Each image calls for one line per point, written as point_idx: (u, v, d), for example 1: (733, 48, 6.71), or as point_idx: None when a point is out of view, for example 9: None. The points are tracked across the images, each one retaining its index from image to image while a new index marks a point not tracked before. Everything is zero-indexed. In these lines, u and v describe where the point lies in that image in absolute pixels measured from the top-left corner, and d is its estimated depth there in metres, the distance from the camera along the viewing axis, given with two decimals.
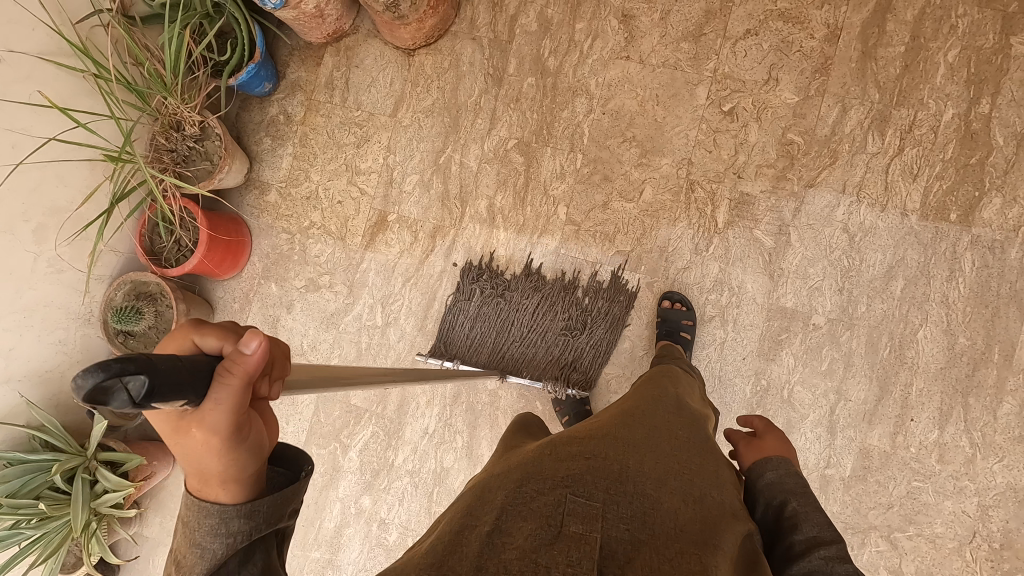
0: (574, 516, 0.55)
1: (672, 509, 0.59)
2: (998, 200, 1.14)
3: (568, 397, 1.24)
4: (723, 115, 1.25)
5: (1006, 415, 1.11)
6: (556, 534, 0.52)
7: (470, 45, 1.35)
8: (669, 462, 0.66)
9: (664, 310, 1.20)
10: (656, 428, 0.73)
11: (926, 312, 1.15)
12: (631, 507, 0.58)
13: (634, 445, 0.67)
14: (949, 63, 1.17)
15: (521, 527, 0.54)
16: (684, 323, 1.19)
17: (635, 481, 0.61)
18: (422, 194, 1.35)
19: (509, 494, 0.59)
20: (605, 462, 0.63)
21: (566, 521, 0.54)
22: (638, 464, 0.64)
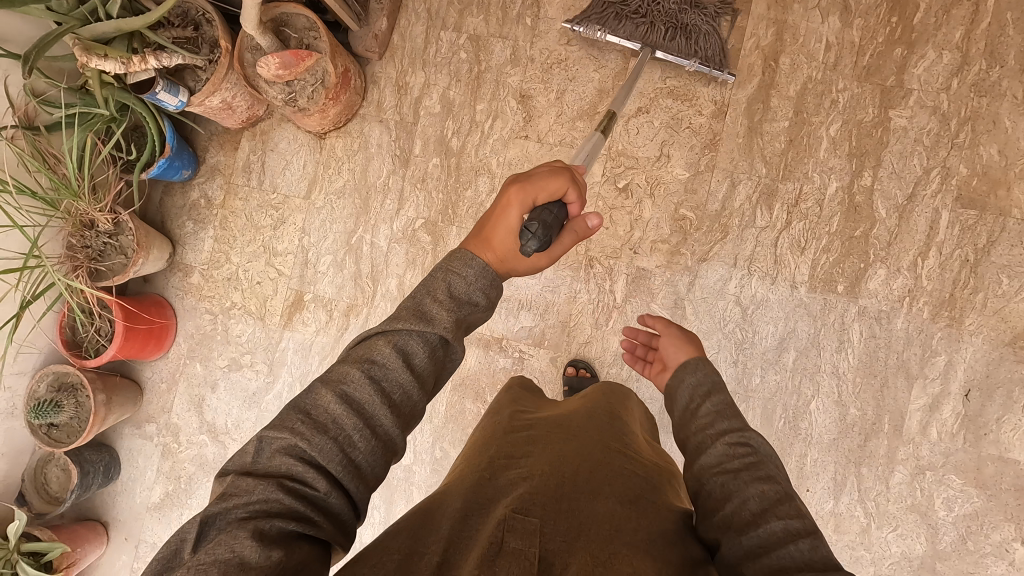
0: (514, 531, 0.54)
1: (607, 514, 0.61)
2: (883, 271, 1.16)
3: None
4: (618, 192, 1.28)
5: (898, 484, 1.13)
6: (495, 553, 0.52)
7: (378, 127, 1.40)
8: (604, 466, 0.68)
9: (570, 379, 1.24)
10: (587, 434, 0.75)
11: (818, 383, 1.17)
12: (567, 520, 0.58)
13: (568, 455, 0.69)
14: (831, 137, 1.20)
15: (464, 557, 0.53)
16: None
17: (569, 496, 0.62)
18: (336, 274, 1.39)
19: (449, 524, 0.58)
20: (543, 480, 0.63)
21: (506, 537, 0.54)
22: (573, 474, 0.65)
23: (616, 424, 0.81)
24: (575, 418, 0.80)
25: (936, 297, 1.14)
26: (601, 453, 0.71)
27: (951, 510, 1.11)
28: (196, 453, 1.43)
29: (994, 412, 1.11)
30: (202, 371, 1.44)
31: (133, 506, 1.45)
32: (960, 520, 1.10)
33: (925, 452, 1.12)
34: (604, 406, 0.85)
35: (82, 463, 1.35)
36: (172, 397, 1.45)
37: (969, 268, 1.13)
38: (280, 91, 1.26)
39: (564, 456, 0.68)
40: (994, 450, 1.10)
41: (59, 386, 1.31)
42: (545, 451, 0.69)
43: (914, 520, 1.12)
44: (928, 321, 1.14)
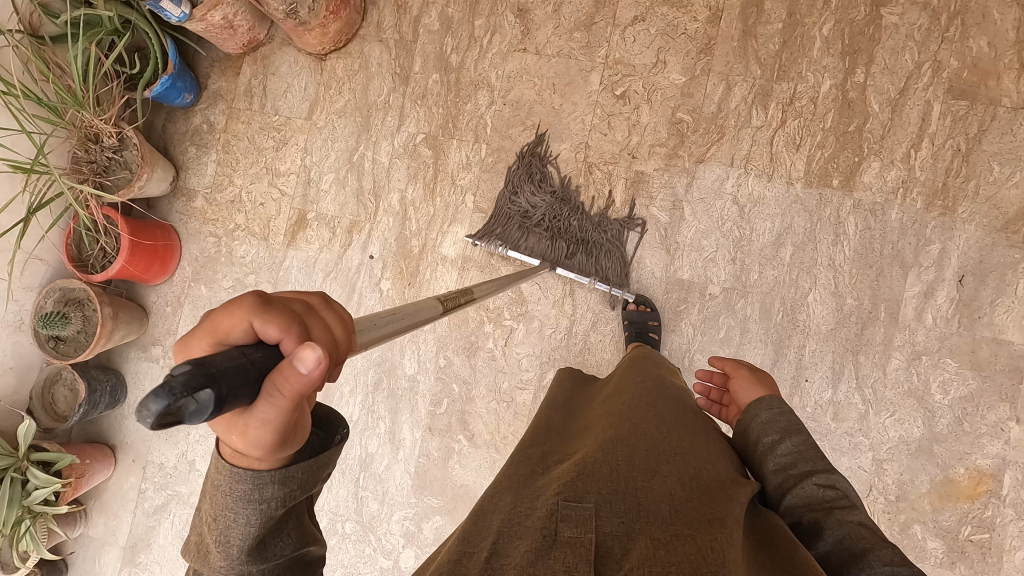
0: (568, 520, 0.55)
1: (666, 493, 0.61)
2: (877, 164, 1.18)
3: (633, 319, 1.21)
4: (616, 99, 1.30)
5: (895, 370, 1.15)
6: (551, 543, 0.53)
7: (378, 47, 1.42)
8: (658, 449, 0.68)
9: (632, 313, 1.22)
10: (639, 419, 0.75)
11: (815, 276, 1.19)
12: (623, 503, 0.58)
13: (620, 441, 0.69)
14: (824, 37, 1.22)
15: (516, 546, 0.53)
16: (651, 324, 1.20)
17: (625, 480, 0.62)
18: (338, 192, 1.41)
19: (501, 517, 0.58)
20: (596, 468, 0.63)
21: (559, 527, 0.54)
22: (628, 456, 0.66)
23: (670, 404, 0.80)
24: (627, 402, 0.81)
25: (929, 187, 1.16)
26: (655, 434, 0.71)
27: (947, 393, 1.13)
28: None
29: (988, 296, 1.13)
30: (207, 293, 1.45)
31: (140, 429, 1.46)
32: (956, 402, 1.12)
33: (921, 338, 1.15)
34: (658, 389, 0.85)
35: (89, 380, 1.36)
36: (177, 320, 1.46)
37: (961, 157, 1.15)
38: (281, 3, 1.28)
39: (615, 443, 0.69)
40: (988, 332, 1.12)
41: (66, 301, 1.32)
42: (594, 443, 0.70)
43: (911, 404, 1.14)
44: (922, 211, 1.16)
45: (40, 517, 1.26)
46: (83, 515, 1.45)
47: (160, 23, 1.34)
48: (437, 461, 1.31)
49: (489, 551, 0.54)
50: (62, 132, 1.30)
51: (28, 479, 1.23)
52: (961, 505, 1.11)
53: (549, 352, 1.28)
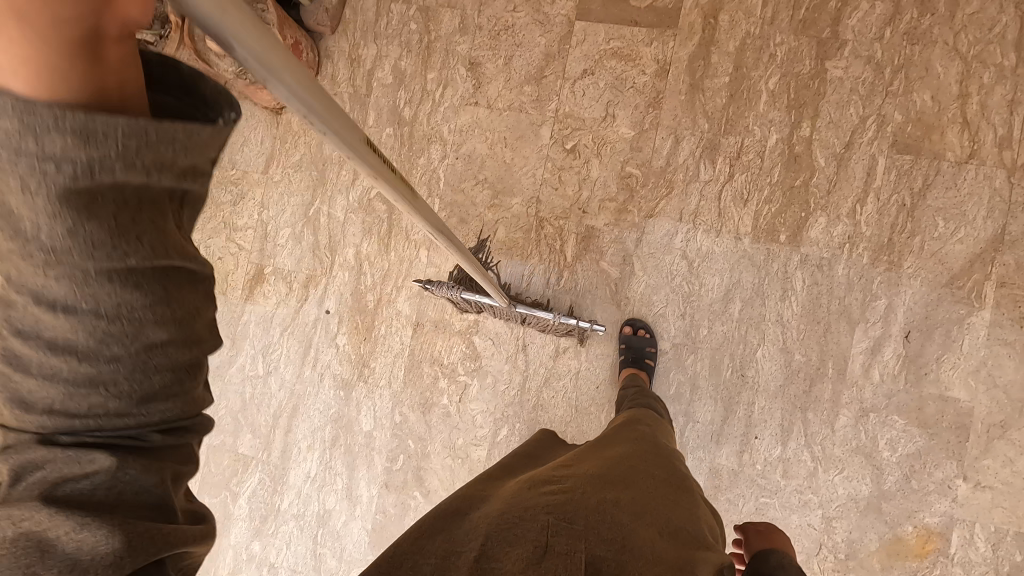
0: (558, 538, 0.65)
1: (647, 534, 0.69)
2: (823, 219, 1.18)
3: (631, 342, 1.20)
4: (566, 153, 1.30)
5: (843, 427, 1.15)
6: (541, 557, 0.63)
7: (332, 100, 1.42)
8: (644, 493, 0.76)
9: (628, 337, 1.21)
10: (632, 461, 0.83)
11: (763, 332, 1.19)
12: (608, 528, 0.68)
13: (612, 478, 0.77)
14: (771, 90, 1.22)
15: (509, 553, 0.64)
16: (648, 350, 1.19)
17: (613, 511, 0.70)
18: (294, 246, 1.41)
19: (492, 524, 0.69)
20: (589, 500, 0.72)
21: (551, 541, 0.65)
22: (614, 496, 0.73)
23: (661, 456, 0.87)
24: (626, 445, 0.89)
25: (875, 242, 1.16)
26: (650, 482, 0.79)
27: (894, 450, 1.13)
28: None
29: (933, 353, 1.13)
30: None
31: None
32: (904, 459, 1.12)
33: (868, 394, 1.15)
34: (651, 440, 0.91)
35: None
36: None
37: (906, 213, 1.15)
38: (231, 64, 1.28)
39: (604, 479, 0.77)
40: (935, 390, 1.12)
41: None
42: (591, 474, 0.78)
43: (859, 461, 1.14)
44: (868, 266, 1.16)
45: None
46: None
47: None
48: (394, 518, 1.31)
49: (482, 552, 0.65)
50: None
51: None
52: (909, 563, 1.11)
53: (503, 408, 1.28)
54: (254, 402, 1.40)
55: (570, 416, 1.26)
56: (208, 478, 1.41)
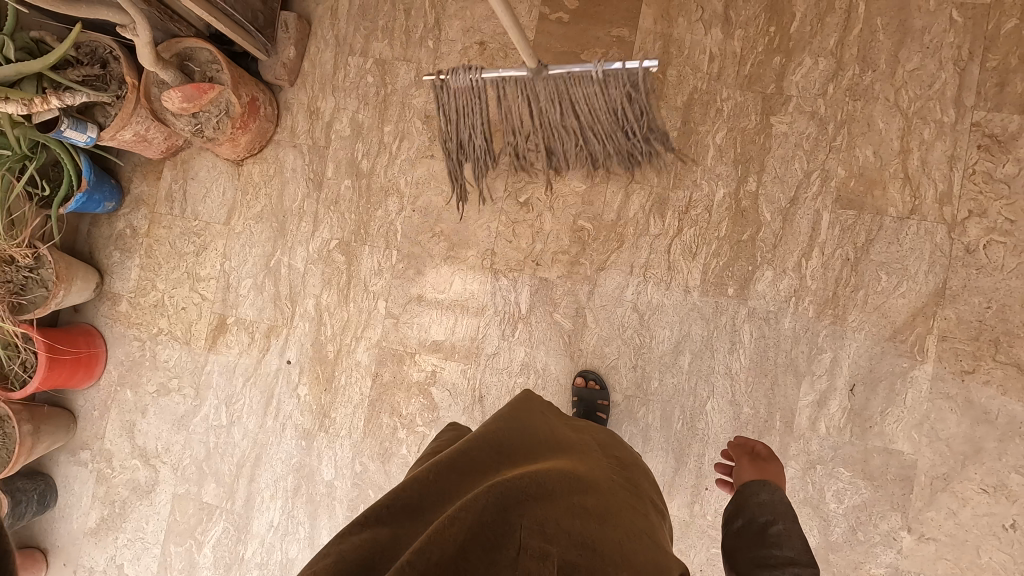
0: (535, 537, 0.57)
1: (618, 540, 0.62)
2: (770, 273, 1.20)
3: (583, 395, 1.22)
4: (520, 206, 1.32)
5: (791, 479, 1.16)
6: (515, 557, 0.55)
7: (292, 151, 1.44)
8: (610, 497, 0.69)
9: (581, 390, 1.23)
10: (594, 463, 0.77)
11: (712, 385, 1.21)
12: (583, 535, 0.60)
13: (580, 476, 0.70)
14: (717, 144, 1.24)
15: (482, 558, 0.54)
16: (600, 404, 1.22)
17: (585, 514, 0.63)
18: (256, 297, 1.43)
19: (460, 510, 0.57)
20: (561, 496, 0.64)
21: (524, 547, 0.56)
22: (582, 497, 0.66)
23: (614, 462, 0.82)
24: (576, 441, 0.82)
25: (820, 296, 1.18)
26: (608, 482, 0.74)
27: (841, 502, 1.14)
28: (130, 477, 1.46)
29: (878, 406, 1.14)
30: (132, 397, 1.47)
31: (70, 533, 1.48)
32: (850, 511, 1.14)
33: (815, 446, 1.16)
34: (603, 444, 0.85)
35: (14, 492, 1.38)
36: (104, 424, 1.48)
37: (850, 267, 1.17)
38: (187, 123, 1.31)
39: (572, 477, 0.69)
40: (880, 442, 1.14)
41: None
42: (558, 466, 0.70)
43: (807, 513, 1.15)
44: (814, 319, 1.18)
45: None
46: None
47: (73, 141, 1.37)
48: None
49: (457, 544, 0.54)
50: None
51: None
52: None
53: None
54: (218, 451, 1.42)
55: None
56: (174, 527, 1.42)
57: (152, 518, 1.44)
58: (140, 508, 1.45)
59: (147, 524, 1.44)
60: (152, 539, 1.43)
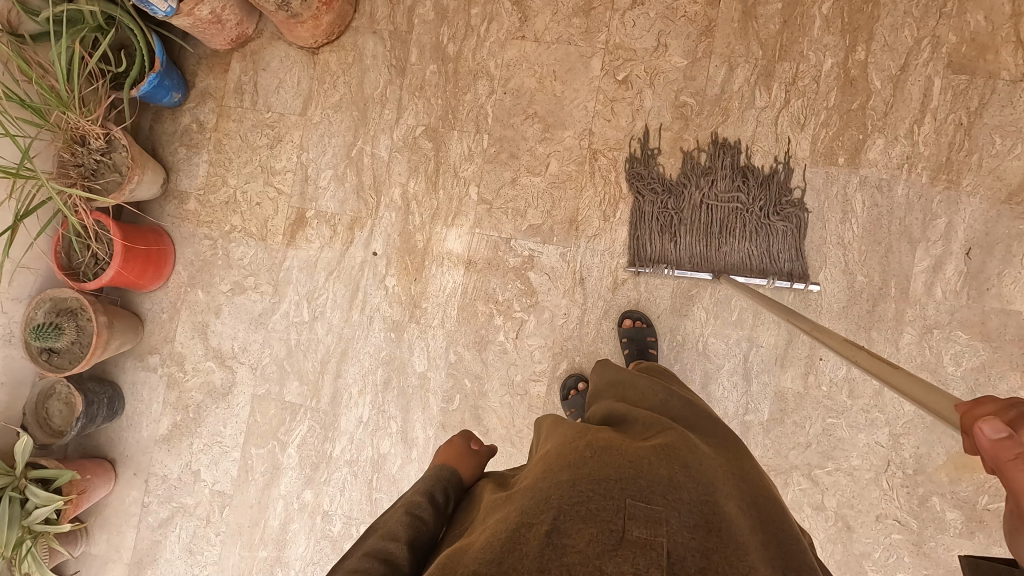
0: (636, 519, 0.57)
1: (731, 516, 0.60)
2: (882, 141, 1.19)
3: (634, 328, 1.21)
4: (618, 84, 1.28)
5: (908, 345, 1.15)
6: (619, 539, 0.55)
7: (372, 38, 1.38)
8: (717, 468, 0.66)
9: (628, 330, 1.21)
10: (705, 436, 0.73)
11: (825, 255, 1.19)
12: (694, 515, 0.59)
13: (680, 446, 0.67)
14: (824, 15, 1.22)
15: (581, 531, 0.56)
16: (649, 340, 1.20)
17: (689, 488, 0.62)
18: (337, 188, 1.37)
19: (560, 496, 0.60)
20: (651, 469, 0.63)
21: (629, 526, 0.56)
22: (686, 471, 0.64)
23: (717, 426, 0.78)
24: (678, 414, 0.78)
25: (933, 162, 1.17)
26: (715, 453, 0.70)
27: (959, 365, 1.14)
28: (204, 380, 1.40)
29: (995, 268, 1.14)
30: (204, 298, 1.41)
31: (140, 440, 1.41)
32: (969, 373, 1.13)
33: (932, 312, 1.15)
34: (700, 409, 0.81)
35: (86, 393, 1.31)
36: (174, 327, 1.41)
37: (963, 131, 1.16)
38: None
39: (670, 449, 0.67)
40: (997, 304, 1.14)
41: (58, 311, 1.27)
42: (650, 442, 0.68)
43: (925, 377, 1.15)
44: (927, 185, 1.17)
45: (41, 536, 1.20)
46: (83, 533, 1.39)
47: (144, 19, 1.29)
48: None
49: (549, 526, 0.57)
50: (45, 136, 1.24)
51: (27, 498, 1.17)
52: (977, 475, 1.12)
53: (561, 343, 1.27)
54: (300, 348, 1.36)
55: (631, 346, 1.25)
56: (253, 429, 1.37)
57: (230, 421, 1.38)
58: (216, 411, 1.39)
59: (224, 427, 1.38)
60: (230, 443, 1.37)
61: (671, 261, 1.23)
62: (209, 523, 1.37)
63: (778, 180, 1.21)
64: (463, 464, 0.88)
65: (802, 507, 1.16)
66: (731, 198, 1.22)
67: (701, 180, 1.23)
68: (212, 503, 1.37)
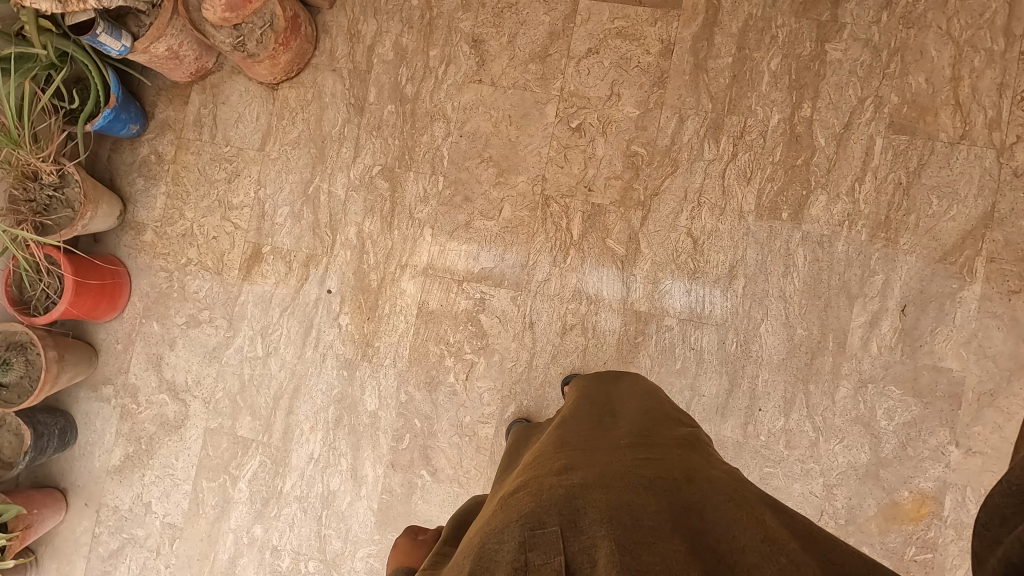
0: (535, 549, 0.60)
1: (625, 502, 0.64)
2: (824, 197, 1.22)
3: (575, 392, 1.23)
4: (572, 131, 1.30)
5: (843, 398, 1.19)
6: (523, 571, 0.58)
7: (331, 76, 1.39)
8: (613, 465, 0.70)
9: None
10: (607, 440, 0.77)
11: (767, 307, 1.22)
12: (590, 519, 0.63)
13: (578, 464, 0.72)
14: (772, 71, 1.24)
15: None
16: None
17: (583, 495, 0.65)
18: (293, 225, 1.38)
19: (469, 554, 0.63)
20: (549, 494, 0.66)
21: (528, 556, 0.60)
22: (581, 480, 0.68)
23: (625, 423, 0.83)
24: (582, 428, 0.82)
25: (873, 220, 1.20)
26: (613, 451, 0.74)
27: (892, 419, 1.17)
28: (157, 412, 1.40)
29: (928, 325, 1.17)
30: (159, 330, 1.41)
31: (92, 470, 1.41)
32: (900, 427, 1.17)
33: (867, 366, 1.18)
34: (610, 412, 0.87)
35: (36, 425, 1.32)
36: (128, 358, 1.42)
37: (902, 190, 1.19)
38: (228, 36, 1.25)
39: (568, 468, 0.71)
40: (929, 360, 1.17)
41: (7, 345, 1.28)
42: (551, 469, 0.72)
43: (859, 430, 1.18)
44: (866, 242, 1.20)
45: None
46: (33, 562, 1.39)
47: (100, 54, 1.29)
48: (400, 497, 1.31)
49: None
50: None
51: None
52: (905, 527, 1.15)
53: (510, 386, 1.29)
54: (253, 383, 1.37)
55: None
56: (205, 462, 1.38)
57: (182, 454, 1.39)
58: (169, 444, 1.39)
59: (177, 460, 1.39)
60: (182, 475, 1.38)
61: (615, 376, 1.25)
62: (160, 555, 1.38)
63: (723, 311, 1.23)
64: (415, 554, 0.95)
65: None
66: (675, 320, 1.24)
67: (650, 303, 1.25)
68: (163, 535, 1.38)
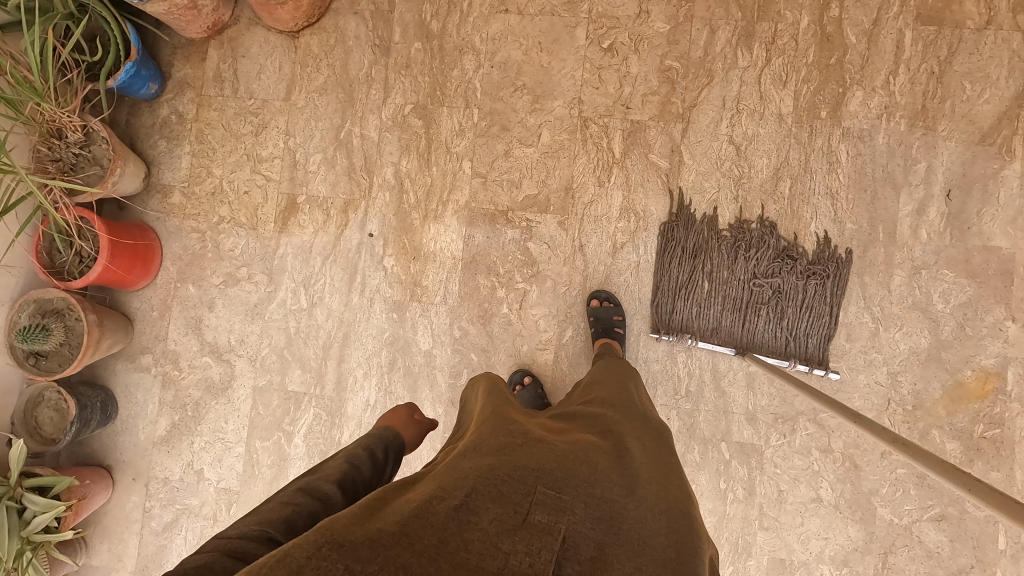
0: (542, 506, 0.61)
1: (639, 518, 0.64)
2: (860, 93, 1.23)
3: (602, 305, 1.24)
4: (604, 52, 1.30)
5: (899, 287, 1.20)
6: (522, 521, 0.59)
7: (353, 19, 1.37)
8: (640, 476, 0.70)
9: (595, 310, 1.23)
10: (638, 445, 0.77)
11: (815, 206, 1.23)
12: (600, 510, 0.63)
13: (611, 453, 0.72)
14: None
15: (488, 509, 0.59)
16: (614, 320, 1.22)
17: (602, 489, 0.65)
18: (328, 171, 1.35)
19: (480, 476, 0.63)
20: (574, 468, 0.67)
21: (533, 509, 0.60)
22: (606, 475, 0.67)
23: (650, 429, 0.84)
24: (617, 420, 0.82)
25: (910, 110, 1.22)
26: (642, 462, 0.73)
27: (948, 301, 1.19)
28: (201, 376, 1.36)
29: (974, 207, 1.19)
30: (196, 292, 1.37)
31: (137, 444, 1.36)
32: (958, 308, 1.18)
33: (919, 253, 1.20)
34: (642, 410, 0.86)
35: (78, 396, 1.27)
36: (166, 325, 1.37)
37: (936, 79, 1.22)
38: None
39: (597, 457, 0.70)
40: (979, 241, 1.19)
41: (43, 313, 1.22)
42: (580, 446, 0.72)
43: (917, 316, 1.19)
44: (906, 132, 1.22)
45: (41, 547, 1.16)
46: (83, 543, 1.34)
47: (117, 8, 1.25)
48: None
49: (460, 502, 0.60)
50: (19, 130, 1.20)
51: (25, 507, 1.13)
52: (972, 405, 1.17)
53: (566, 310, 1.28)
54: (300, 336, 1.34)
55: (633, 308, 1.26)
56: (257, 422, 1.34)
57: (231, 415, 1.35)
58: (217, 407, 1.35)
59: (226, 423, 1.34)
60: (233, 438, 1.34)
61: (672, 290, 1.25)
62: (217, 522, 1.33)
63: (773, 212, 1.24)
64: (405, 430, 0.98)
65: (811, 451, 1.20)
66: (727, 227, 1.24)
67: (703, 213, 1.25)
68: (218, 502, 1.33)
